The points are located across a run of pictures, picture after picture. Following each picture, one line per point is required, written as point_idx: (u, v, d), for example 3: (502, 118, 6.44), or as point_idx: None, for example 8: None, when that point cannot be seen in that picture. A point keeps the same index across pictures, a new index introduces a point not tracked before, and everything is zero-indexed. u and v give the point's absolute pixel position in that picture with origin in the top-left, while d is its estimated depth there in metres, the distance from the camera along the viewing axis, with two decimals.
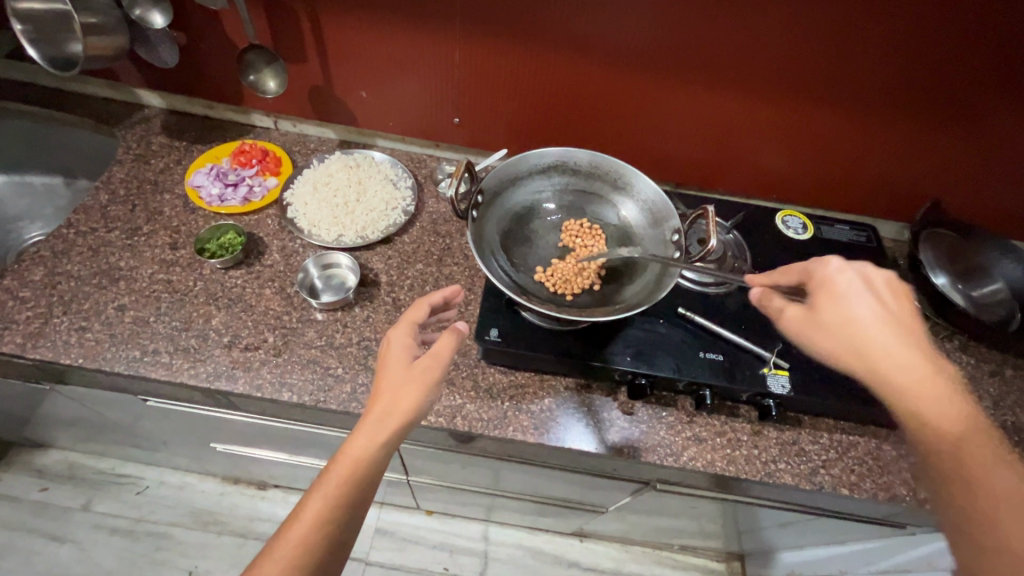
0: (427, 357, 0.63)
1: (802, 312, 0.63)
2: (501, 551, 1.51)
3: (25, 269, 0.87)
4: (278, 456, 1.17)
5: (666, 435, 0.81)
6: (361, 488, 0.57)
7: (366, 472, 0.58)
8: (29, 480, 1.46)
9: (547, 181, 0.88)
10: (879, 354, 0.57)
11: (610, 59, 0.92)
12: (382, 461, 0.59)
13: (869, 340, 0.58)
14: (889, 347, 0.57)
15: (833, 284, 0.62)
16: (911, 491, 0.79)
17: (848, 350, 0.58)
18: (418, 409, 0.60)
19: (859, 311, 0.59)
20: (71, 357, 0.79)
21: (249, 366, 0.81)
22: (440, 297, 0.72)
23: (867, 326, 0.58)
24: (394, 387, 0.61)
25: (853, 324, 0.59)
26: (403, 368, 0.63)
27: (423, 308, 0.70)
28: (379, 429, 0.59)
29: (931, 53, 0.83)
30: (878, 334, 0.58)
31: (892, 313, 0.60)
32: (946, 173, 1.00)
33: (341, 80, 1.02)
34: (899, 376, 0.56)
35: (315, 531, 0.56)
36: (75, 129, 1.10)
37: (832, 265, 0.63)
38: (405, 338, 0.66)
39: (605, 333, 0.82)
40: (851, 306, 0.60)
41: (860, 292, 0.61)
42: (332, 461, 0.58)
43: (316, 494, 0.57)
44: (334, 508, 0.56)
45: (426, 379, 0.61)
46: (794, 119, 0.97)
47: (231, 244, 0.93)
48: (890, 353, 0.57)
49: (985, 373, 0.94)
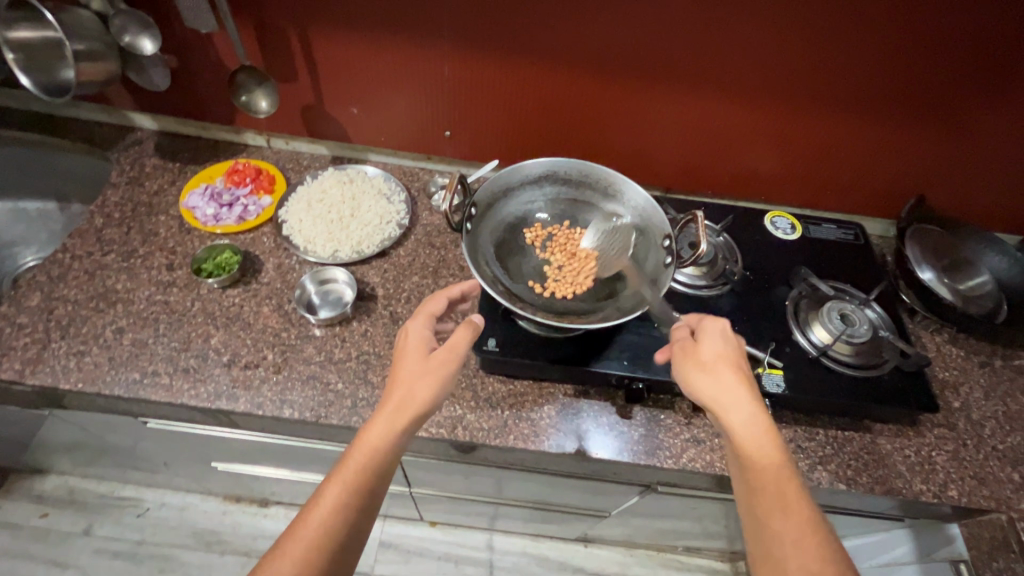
0: (446, 348, 0.65)
1: (687, 345, 0.69)
2: (507, 560, 1.51)
3: (22, 294, 0.87)
4: (281, 473, 1.17)
5: (665, 437, 0.82)
6: (381, 475, 0.59)
7: (385, 459, 0.59)
8: (28, 507, 1.44)
9: (539, 191, 0.89)
10: (726, 395, 0.63)
11: (595, 68, 0.94)
12: (402, 447, 0.61)
13: (724, 380, 0.64)
14: (736, 389, 0.63)
15: (709, 330, 0.69)
16: (907, 483, 0.81)
17: (705, 382, 0.64)
18: (437, 396, 0.62)
19: (721, 356, 0.67)
20: (70, 382, 0.79)
21: (250, 384, 0.81)
22: (456, 291, 0.74)
23: (725, 369, 0.65)
24: (413, 375, 0.63)
25: (712, 365, 0.66)
26: (422, 358, 0.65)
27: (440, 302, 0.71)
28: (399, 416, 0.61)
29: (901, 56, 0.86)
30: (732, 379, 0.64)
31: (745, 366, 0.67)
32: (926, 170, 1.02)
33: (332, 96, 1.03)
34: (738, 412, 0.62)
35: (338, 516, 0.56)
36: (68, 153, 1.11)
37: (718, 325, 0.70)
38: (423, 330, 0.68)
39: (601, 339, 0.83)
40: (720, 351, 0.67)
41: (727, 341, 0.68)
42: (352, 447, 0.59)
43: (337, 480, 0.57)
44: (353, 494, 0.57)
45: (443, 368, 0.63)
46: (775, 120, 0.99)
47: (227, 263, 0.93)
48: (736, 394, 0.63)
49: (975, 365, 0.96)
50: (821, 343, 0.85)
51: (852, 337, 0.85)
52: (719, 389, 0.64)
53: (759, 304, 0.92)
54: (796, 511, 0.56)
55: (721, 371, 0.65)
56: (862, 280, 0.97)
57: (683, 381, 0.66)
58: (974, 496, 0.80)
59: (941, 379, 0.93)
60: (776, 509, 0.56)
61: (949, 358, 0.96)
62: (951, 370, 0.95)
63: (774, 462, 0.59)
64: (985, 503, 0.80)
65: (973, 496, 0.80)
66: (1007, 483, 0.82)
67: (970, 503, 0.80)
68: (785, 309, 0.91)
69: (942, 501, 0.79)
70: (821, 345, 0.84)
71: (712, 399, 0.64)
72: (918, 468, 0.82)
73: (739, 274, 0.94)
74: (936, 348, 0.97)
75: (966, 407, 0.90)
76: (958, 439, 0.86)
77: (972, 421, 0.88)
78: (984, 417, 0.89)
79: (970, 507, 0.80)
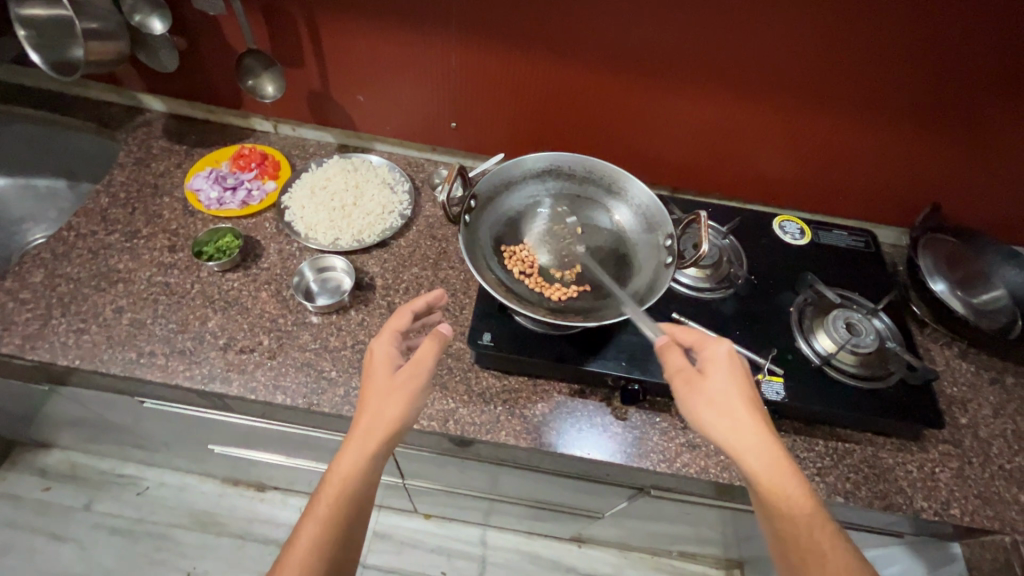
0: (412, 364, 0.64)
1: (690, 380, 0.64)
2: (499, 556, 1.51)
3: (25, 270, 0.88)
4: (276, 458, 1.18)
5: (659, 441, 0.81)
6: (353, 504, 0.60)
7: (357, 489, 0.60)
8: (31, 480, 1.47)
9: (542, 186, 0.87)
10: (745, 435, 0.60)
11: (603, 61, 0.92)
12: (373, 473, 0.61)
13: (739, 421, 0.61)
14: (750, 426, 0.61)
15: (714, 358, 0.65)
16: (908, 499, 0.79)
17: (716, 421, 0.61)
18: (403, 417, 0.62)
19: (728, 388, 0.63)
20: (68, 358, 0.80)
21: (244, 368, 0.81)
22: (423, 303, 0.73)
23: (736, 404, 0.62)
24: (380, 396, 0.62)
25: (724, 402, 0.62)
26: (387, 378, 0.64)
27: (405, 316, 0.70)
28: (365, 444, 0.60)
29: (919, 59, 0.83)
30: (746, 418, 0.61)
31: (752, 392, 0.64)
32: (943, 178, 0.99)
33: (339, 84, 1.02)
34: (758, 456, 0.59)
35: (315, 553, 0.58)
36: (79, 132, 1.11)
37: (721, 345, 0.66)
38: (388, 347, 0.67)
39: (598, 338, 0.82)
40: (727, 382, 0.63)
41: (732, 368, 0.64)
42: (324, 479, 0.60)
43: (310, 518, 0.59)
44: (329, 529, 0.59)
45: (411, 386, 0.63)
46: (787, 121, 0.96)
47: (229, 246, 0.93)
48: (750, 433, 0.60)
49: (985, 381, 0.93)
50: (825, 351, 0.83)
51: (857, 347, 0.82)
52: (737, 430, 0.60)
53: (762, 309, 0.90)
54: (833, 553, 0.57)
55: (731, 408, 0.61)
56: (872, 289, 0.95)
57: (695, 421, 0.62)
58: (977, 516, 0.78)
59: (948, 394, 0.91)
60: (812, 557, 0.57)
61: (958, 373, 0.93)
62: (960, 386, 0.92)
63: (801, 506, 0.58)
64: (988, 523, 0.77)
65: (976, 515, 0.78)
66: (1012, 504, 0.79)
67: (972, 522, 0.77)
68: (789, 315, 0.89)
69: (943, 519, 0.77)
70: (825, 353, 0.82)
71: (730, 441, 0.60)
72: (920, 484, 0.80)
73: (742, 278, 0.92)
74: (945, 362, 0.94)
75: (973, 424, 0.87)
76: (963, 456, 0.83)
77: (979, 439, 0.86)
78: (993, 435, 0.86)
79: (973, 527, 0.78)
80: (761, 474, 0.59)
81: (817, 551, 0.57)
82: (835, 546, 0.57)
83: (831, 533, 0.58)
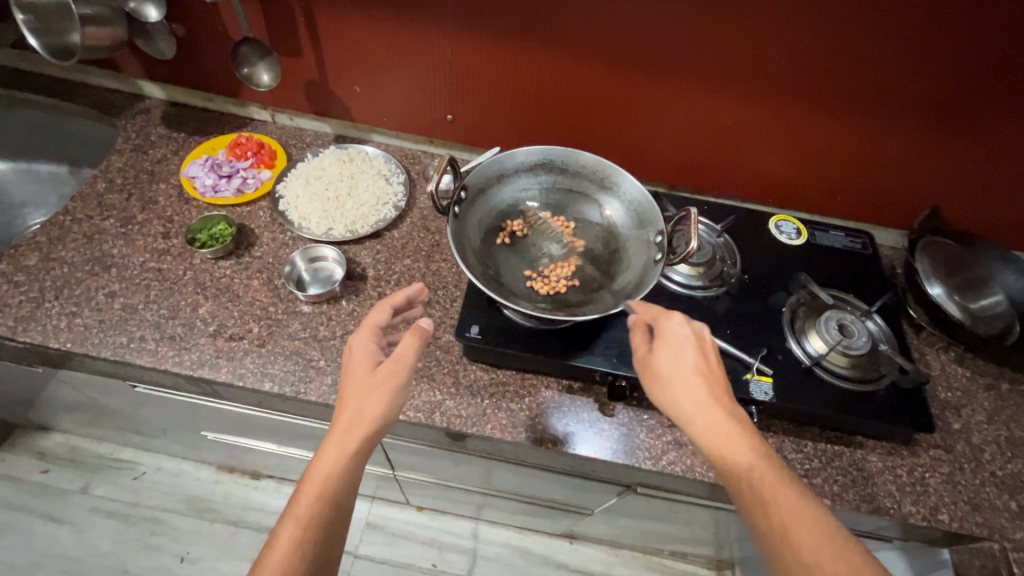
0: (393, 360, 0.64)
1: (642, 357, 0.66)
2: (490, 550, 1.51)
3: (21, 253, 0.89)
4: (268, 446, 1.19)
5: (646, 438, 0.81)
6: (335, 503, 0.59)
7: (338, 486, 0.59)
8: (30, 462, 1.49)
9: (535, 180, 0.87)
10: (691, 404, 0.61)
11: (600, 55, 0.91)
12: (355, 470, 0.60)
13: (685, 390, 0.62)
14: (700, 395, 0.61)
15: (666, 333, 0.66)
16: (895, 504, 0.78)
17: (667, 394, 0.63)
18: (386, 412, 0.62)
19: (679, 360, 0.64)
20: (59, 341, 0.80)
21: (233, 355, 0.81)
22: (401, 298, 0.73)
23: (686, 375, 0.63)
24: (361, 393, 0.62)
25: (672, 374, 0.63)
26: (368, 375, 0.64)
27: (385, 311, 0.70)
28: (348, 441, 0.60)
29: (918, 58, 0.82)
30: (693, 388, 0.62)
31: (710, 365, 0.64)
32: (943, 180, 0.98)
33: (336, 74, 1.02)
34: (705, 423, 0.60)
35: (295, 554, 0.56)
36: (79, 118, 1.12)
37: (674, 319, 0.67)
38: (368, 343, 0.67)
39: (587, 334, 0.82)
40: (676, 355, 0.64)
41: (684, 341, 0.65)
42: (304, 478, 0.59)
43: (290, 517, 0.57)
44: (309, 529, 0.57)
45: (392, 382, 0.63)
46: (785, 120, 0.95)
47: (222, 234, 0.94)
48: (700, 401, 0.61)
49: (980, 387, 0.91)
50: (816, 352, 0.82)
51: (849, 348, 0.82)
52: (687, 402, 0.61)
53: (754, 309, 0.89)
54: (790, 520, 0.54)
55: (681, 380, 0.62)
56: (868, 291, 0.94)
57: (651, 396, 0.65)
58: (966, 522, 0.77)
59: (942, 399, 0.90)
60: (768, 524, 0.55)
61: (953, 378, 0.92)
62: (954, 391, 0.91)
63: (753, 471, 0.57)
64: (977, 530, 0.76)
65: (965, 522, 0.77)
66: (1002, 511, 0.78)
67: (960, 528, 0.76)
68: (782, 315, 0.88)
69: (930, 525, 0.76)
70: (816, 355, 0.82)
71: (681, 413, 0.61)
72: (908, 488, 0.79)
73: (734, 278, 0.90)
74: (941, 367, 0.93)
75: (966, 430, 0.86)
76: (954, 462, 0.82)
77: (971, 445, 0.84)
78: (985, 441, 0.85)
79: (961, 533, 0.77)
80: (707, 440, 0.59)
81: (772, 517, 0.55)
82: (796, 513, 0.54)
83: (794, 500, 0.55)
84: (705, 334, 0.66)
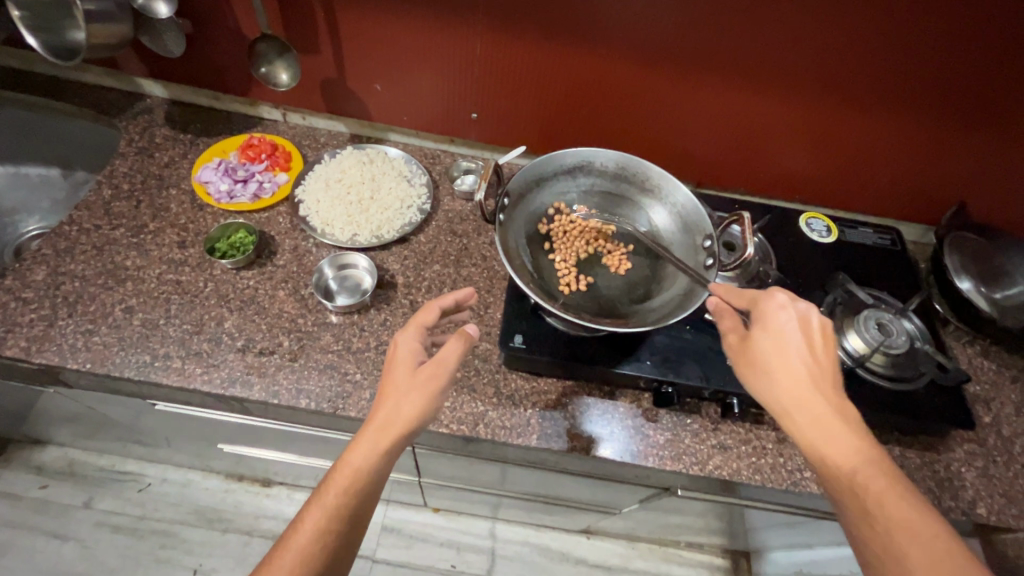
0: (436, 361, 0.60)
1: (736, 344, 0.63)
2: (508, 549, 1.51)
3: (26, 268, 0.83)
4: (286, 456, 1.15)
5: (691, 443, 0.80)
6: (361, 499, 0.56)
7: (365, 485, 0.55)
8: (28, 477, 1.43)
9: (573, 182, 0.85)
10: (791, 394, 0.58)
11: (635, 53, 0.89)
12: (385, 469, 0.57)
13: (787, 380, 0.58)
14: (804, 386, 0.58)
15: (768, 314, 0.62)
16: (936, 499, 0.79)
17: (772, 383, 0.59)
18: (422, 415, 0.58)
19: (780, 346, 0.60)
20: (77, 362, 0.76)
21: (265, 371, 0.78)
22: (452, 300, 0.69)
23: (789, 361, 0.59)
24: (399, 393, 0.59)
25: (776, 361, 0.59)
26: (408, 373, 0.60)
27: (433, 310, 0.66)
28: (380, 439, 0.57)
29: (958, 56, 0.81)
30: (799, 372, 0.58)
31: (817, 352, 0.60)
32: (970, 178, 0.98)
33: (356, 71, 0.98)
34: (806, 415, 0.57)
35: (316, 542, 0.54)
36: (74, 119, 1.05)
37: (777, 299, 0.63)
38: (414, 342, 0.63)
39: (631, 340, 0.80)
40: (779, 338, 0.60)
41: (787, 323, 0.61)
42: (334, 469, 0.56)
43: (317, 505, 0.55)
44: (332, 520, 0.54)
45: (431, 384, 0.59)
46: (819, 116, 0.94)
47: (242, 243, 0.89)
48: (804, 394, 0.57)
49: (1007, 379, 0.93)
50: (855, 353, 0.81)
51: (889, 348, 0.81)
52: (785, 391, 0.58)
53: None
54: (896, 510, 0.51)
55: (792, 369, 0.58)
56: (898, 288, 0.94)
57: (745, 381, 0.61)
58: (1002, 515, 0.78)
59: (971, 392, 0.91)
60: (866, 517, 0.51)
61: (980, 371, 0.94)
62: (982, 384, 0.92)
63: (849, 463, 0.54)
64: (1013, 522, 0.78)
65: (1001, 514, 0.78)
66: None
67: (997, 522, 0.78)
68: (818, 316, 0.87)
69: (969, 518, 0.78)
70: (857, 355, 0.81)
71: (777, 402, 0.58)
72: (947, 483, 0.80)
73: (773, 277, 0.90)
74: (968, 360, 0.95)
75: (997, 423, 0.88)
76: (987, 454, 0.84)
77: (1003, 437, 0.86)
78: (1016, 433, 0.87)
79: (996, 525, 0.78)
80: (808, 428, 0.56)
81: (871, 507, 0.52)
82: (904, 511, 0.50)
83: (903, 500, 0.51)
84: (811, 317, 0.62)
